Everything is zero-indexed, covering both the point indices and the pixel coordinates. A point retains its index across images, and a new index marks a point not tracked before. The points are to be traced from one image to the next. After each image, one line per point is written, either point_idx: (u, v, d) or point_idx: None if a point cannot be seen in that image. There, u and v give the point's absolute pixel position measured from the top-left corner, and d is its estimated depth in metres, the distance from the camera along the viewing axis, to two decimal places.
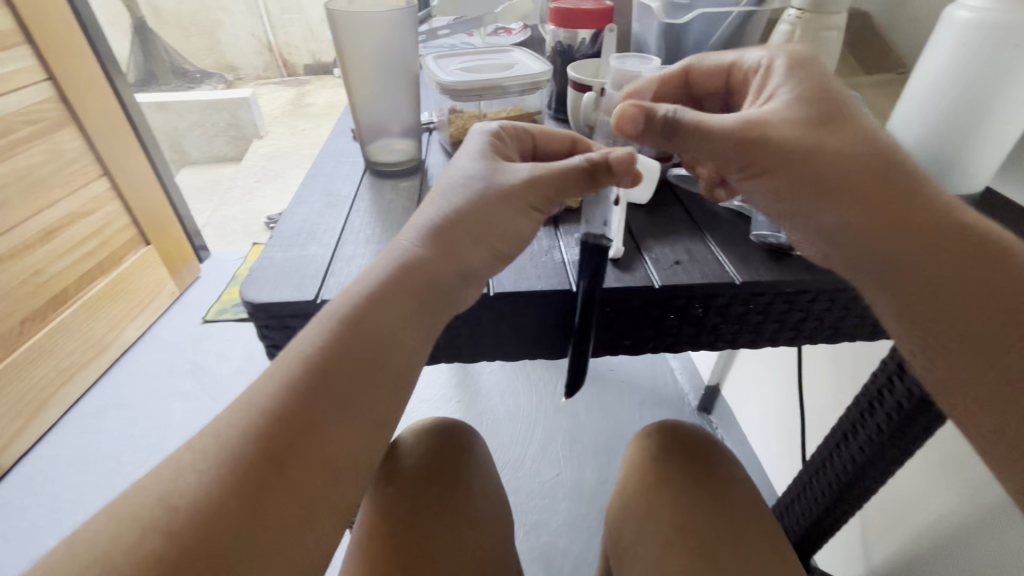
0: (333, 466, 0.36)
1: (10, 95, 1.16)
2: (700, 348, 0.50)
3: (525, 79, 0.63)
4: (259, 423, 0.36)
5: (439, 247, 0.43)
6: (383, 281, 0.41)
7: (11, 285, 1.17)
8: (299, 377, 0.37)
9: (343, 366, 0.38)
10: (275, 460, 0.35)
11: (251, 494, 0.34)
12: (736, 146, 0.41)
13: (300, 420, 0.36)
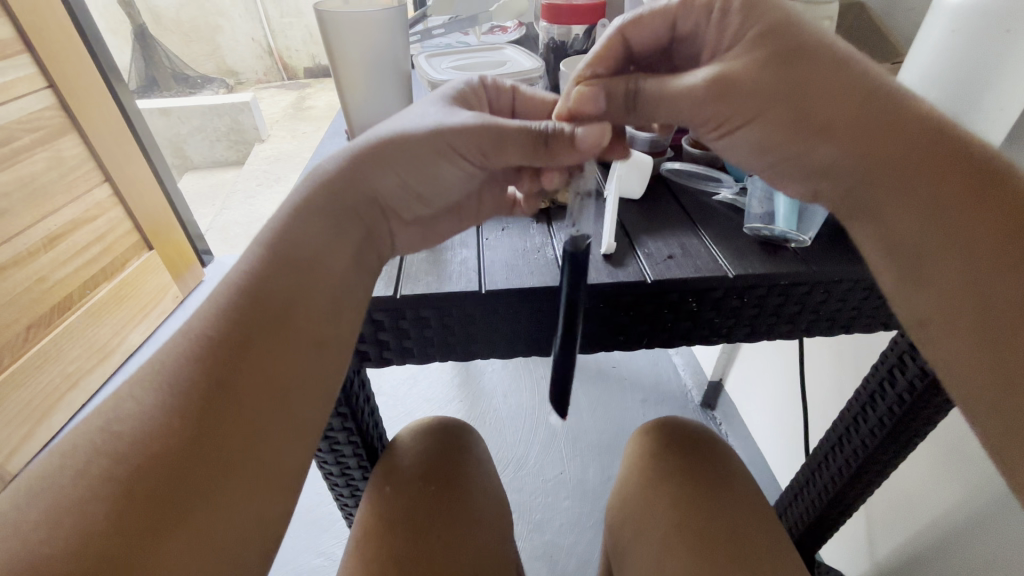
0: (255, 428, 0.38)
1: (11, 103, 1.17)
2: (695, 342, 0.50)
3: (515, 76, 0.63)
4: (197, 356, 0.38)
5: (360, 192, 0.43)
6: (312, 238, 0.42)
7: (16, 291, 1.18)
8: (231, 319, 0.39)
9: (274, 292, 0.40)
10: (210, 408, 0.37)
11: (197, 421, 0.37)
12: (702, 107, 0.40)
13: (236, 347, 0.39)
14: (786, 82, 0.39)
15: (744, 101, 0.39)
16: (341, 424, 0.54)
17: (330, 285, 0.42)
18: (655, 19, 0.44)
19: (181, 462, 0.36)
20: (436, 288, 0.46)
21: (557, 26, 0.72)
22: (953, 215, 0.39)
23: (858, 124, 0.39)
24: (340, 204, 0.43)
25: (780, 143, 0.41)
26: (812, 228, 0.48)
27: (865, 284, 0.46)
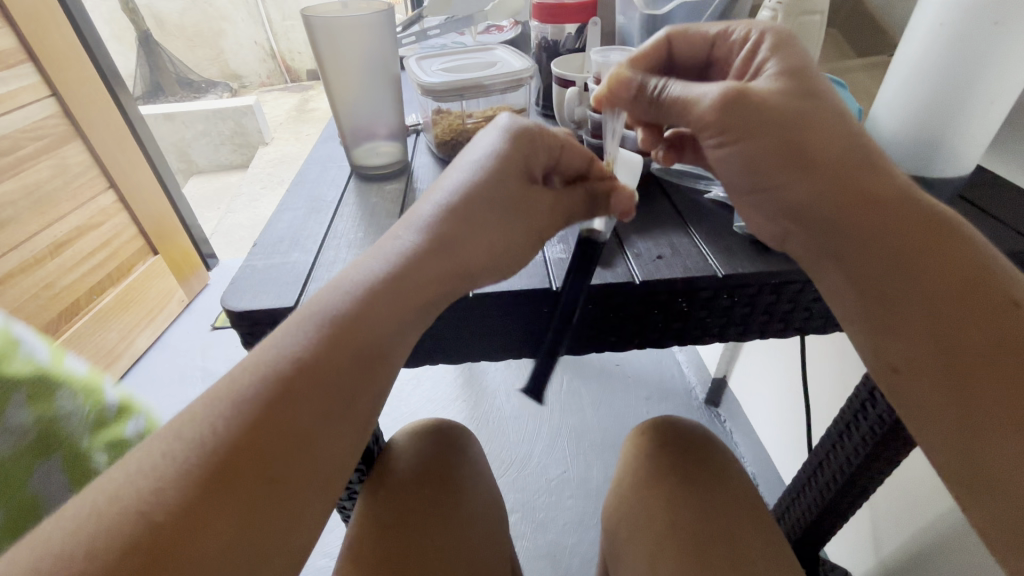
0: (293, 502, 0.34)
1: (15, 112, 1.19)
2: (686, 343, 0.50)
3: (506, 77, 0.63)
4: (244, 419, 0.34)
5: (435, 250, 0.41)
6: (373, 284, 0.39)
7: (24, 298, 1.19)
8: (286, 379, 0.35)
9: (343, 362, 0.37)
10: (247, 468, 0.33)
11: (227, 485, 0.33)
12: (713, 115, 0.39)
13: (285, 404, 0.35)
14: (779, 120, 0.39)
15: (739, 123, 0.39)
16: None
17: (394, 354, 0.39)
18: (699, 39, 0.46)
19: (211, 524, 0.32)
20: None
21: (549, 25, 0.72)
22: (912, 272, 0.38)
23: (827, 173, 0.39)
24: (417, 270, 0.40)
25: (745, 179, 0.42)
26: None
27: None
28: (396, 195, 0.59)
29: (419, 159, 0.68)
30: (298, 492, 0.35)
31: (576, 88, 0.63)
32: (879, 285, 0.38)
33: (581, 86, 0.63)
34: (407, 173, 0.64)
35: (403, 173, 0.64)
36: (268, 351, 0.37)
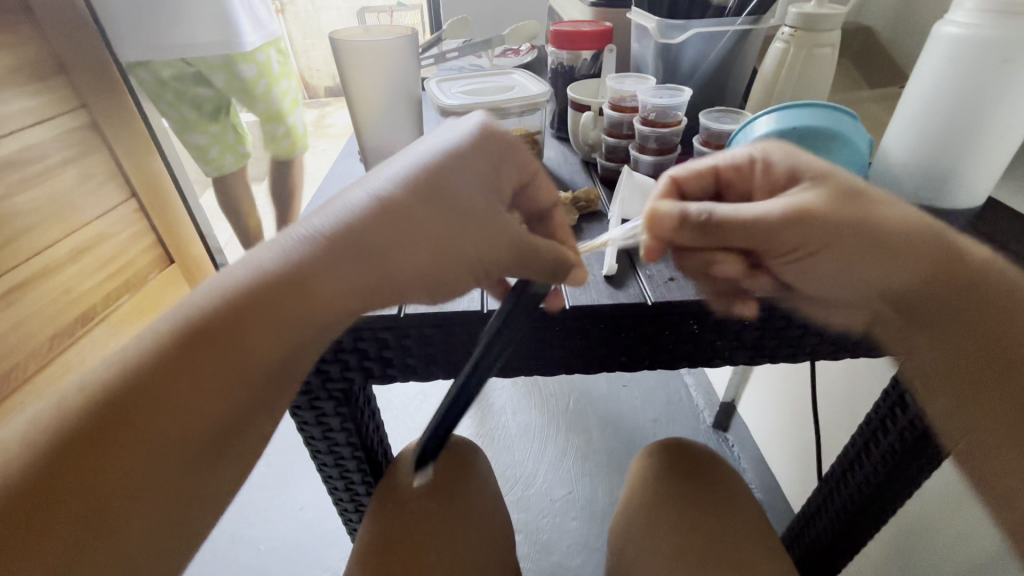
0: (121, 499, 0.34)
1: (44, 124, 1.20)
2: (698, 364, 0.50)
3: (524, 101, 0.64)
4: (102, 400, 0.35)
5: (328, 241, 0.39)
6: (258, 269, 0.39)
7: (42, 303, 1.20)
8: (154, 358, 0.36)
9: (206, 353, 0.37)
10: (89, 451, 0.34)
11: (72, 467, 0.33)
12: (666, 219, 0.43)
13: (139, 404, 0.35)
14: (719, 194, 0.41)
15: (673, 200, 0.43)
16: (346, 438, 0.55)
17: (255, 370, 0.38)
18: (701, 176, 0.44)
19: (36, 514, 0.32)
20: (438, 306, 0.46)
21: (567, 52, 0.74)
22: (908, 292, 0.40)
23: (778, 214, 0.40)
24: (373, 236, 0.39)
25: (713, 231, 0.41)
26: None
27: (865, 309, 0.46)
28: None
29: None
30: (131, 500, 0.34)
31: (591, 113, 0.65)
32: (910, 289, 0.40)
33: (596, 110, 0.65)
34: None
35: None
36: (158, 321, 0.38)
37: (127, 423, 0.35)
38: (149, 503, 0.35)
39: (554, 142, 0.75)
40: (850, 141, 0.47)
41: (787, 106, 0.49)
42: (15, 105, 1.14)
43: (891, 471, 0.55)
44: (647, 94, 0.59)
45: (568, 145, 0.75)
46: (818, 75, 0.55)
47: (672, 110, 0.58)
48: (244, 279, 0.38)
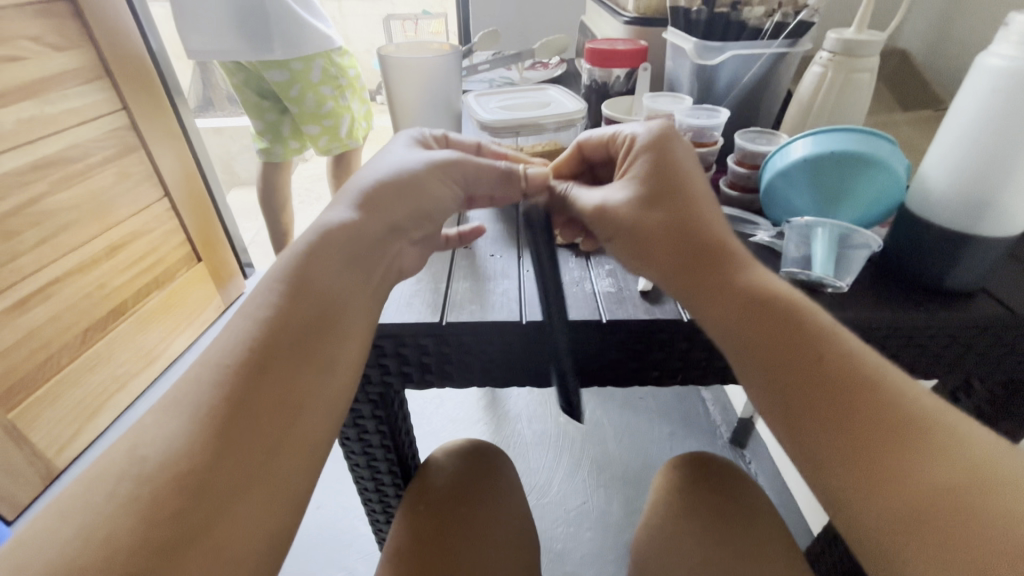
0: (279, 442, 0.37)
1: (88, 125, 1.25)
2: (728, 381, 0.51)
3: (559, 117, 0.65)
4: (218, 372, 0.38)
5: (374, 203, 0.48)
6: (326, 236, 0.45)
7: (78, 297, 1.23)
8: (251, 331, 0.40)
9: (293, 316, 0.41)
10: (231, 418, 0.37)
11: (217, 435, 0.36)
12: (609, 226, 0.48)
13: (261, 370, 0.39)
14: (670, 206, 0.46)
15: (624, 217, 0.46)
16: (380, 439, 0.56)
17: (335, 323, 0.42)
18: (600, 144, 0.54)
19: (201, 483, 0.34)
20: (478, 316, 0.48)
21: (601, 69, 0.75)
22: (744, 349, 0.41)
23: (697, 259, 0.44)
24: (423, 186, 0.50)
25: (640, 257, 0.46)
26: (852, 273, 0.48)
27: (901, 332, 0.46)
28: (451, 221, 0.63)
29: None
30: (283, 451, 0.37)
31: None
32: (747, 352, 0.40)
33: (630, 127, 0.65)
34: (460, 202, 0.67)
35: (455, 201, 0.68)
36: (244, 309, 0.42)
37: (221, 439, 0.36)
38: (299, 453, 0.38)
39: None
40: (888, 166, 0.47)
41: (826, 131, 0.50)
42: (62, 106, 1.19)
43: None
44: (683, 113, 0.59)
45: None
46: (855, 100, 0.56)
47: (709, 131, 0.57)
48: (312, 246, 0.44)
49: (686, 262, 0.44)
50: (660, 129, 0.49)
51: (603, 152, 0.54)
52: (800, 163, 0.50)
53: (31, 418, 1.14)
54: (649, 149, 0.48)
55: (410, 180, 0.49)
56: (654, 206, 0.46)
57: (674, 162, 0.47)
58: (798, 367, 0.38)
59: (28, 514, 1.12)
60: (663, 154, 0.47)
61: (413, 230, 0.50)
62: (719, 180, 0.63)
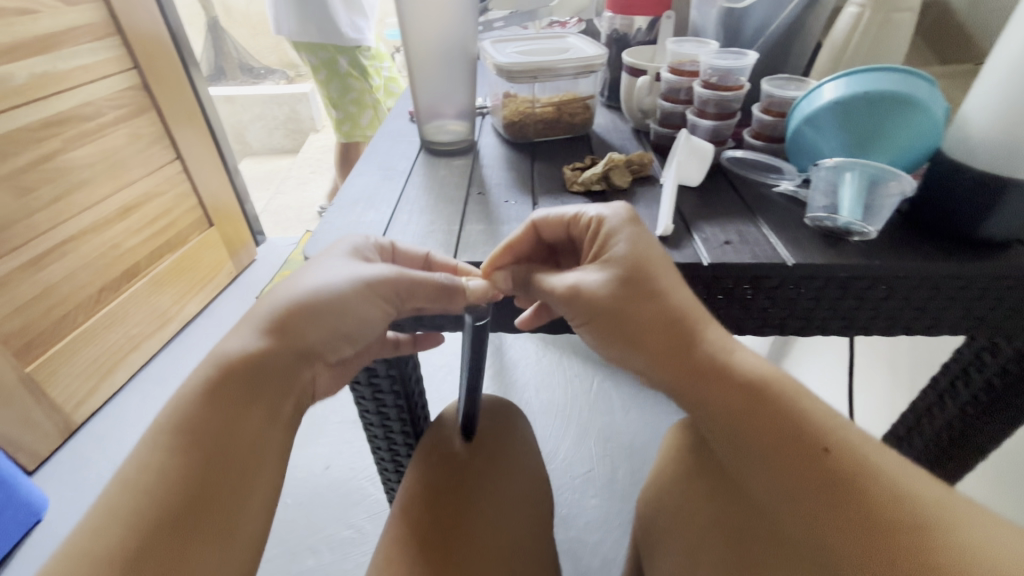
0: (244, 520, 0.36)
1: (101, 81, 1.20)
2: (746, 332, 0.49)
3: (579, 62, 0.63)
4: (178, 444, 0.36)
5: (286, 336, 0.41)
6: (287, 297, 0.42)
7: (92, 256, 1.20)
8: (217, 392, 0.38)
9: (258, 381, 0.39)
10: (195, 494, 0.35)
11: (181, 511, 0.34)
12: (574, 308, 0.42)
13: (223, 446, 0.37)
14: (645, 299, 0.39)
15: (593, 303, 0.40)
16: (391, 390, 0.56)
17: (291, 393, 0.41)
18: (558, 224, 0.45)
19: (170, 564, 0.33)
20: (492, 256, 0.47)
21: (622, 17, 0.72)
22: (739, 440, 0.35)
23: (688, 365, 0.37)
24: (348, 309, 0.42)
25: (617, 339, 0.40)
26: (881, 220, 0.46)
27: (930, 282, 0.45)
28: (463, 169, 0.61)
29: (485, 139, 0.70)
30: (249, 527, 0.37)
31: (648, 78, 0.64)
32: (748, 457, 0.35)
33: (653, 76, 0.64)
34: (473, 151, 0.66)
35: (470, 152, 0.66)
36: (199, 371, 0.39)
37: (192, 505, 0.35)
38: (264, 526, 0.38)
39: (604, 111, 0.75)
40: (926, 106, 0.45)
41: (858, 71, 0.48)
42: (75, 62, 1.14)
43: (942, 450, 0.61)
44: (709, 56, 0.58)
45: (617, 114, 0.74)
46: (891, 43, 0.54)
47: (734, 74, 0.57)
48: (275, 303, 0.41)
49: (680, 367, 0.38)
50: (623, 227, 0.42)
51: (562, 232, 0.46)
52: (829, 105, 0.48)
53: (47, 372, 1.12)
54: (613, 235, 0.42)
55: (336, 302, 0.42)
56: (626, 301, 0.39)
57: (644, 249, 0.41)
58: (798, 487, 0.32)
59: (48, 467, 1.12)
60: (633, 240, 0.42)
61: (327, 354, 0.43)
62: (743, 131, 0.62)
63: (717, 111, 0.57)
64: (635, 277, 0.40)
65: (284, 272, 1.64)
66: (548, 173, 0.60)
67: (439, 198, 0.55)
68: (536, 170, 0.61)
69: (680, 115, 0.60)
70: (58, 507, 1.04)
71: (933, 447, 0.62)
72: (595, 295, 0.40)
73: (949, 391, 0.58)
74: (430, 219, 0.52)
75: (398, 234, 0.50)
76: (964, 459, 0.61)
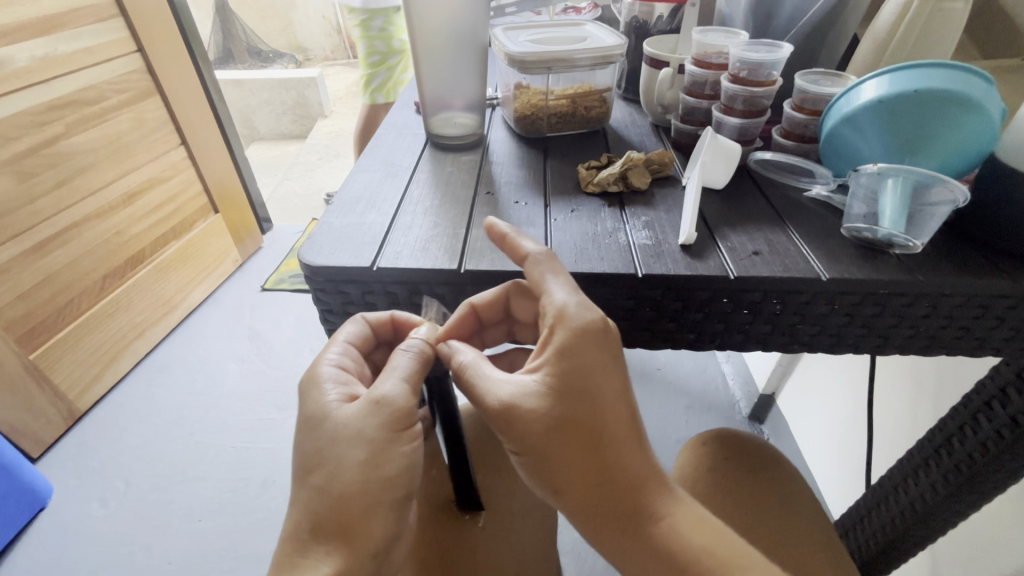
0: None
1: (104, 64, 1.15)
2: (771, 349, 0.46)
3: (596, 52, 0.59)
4: None
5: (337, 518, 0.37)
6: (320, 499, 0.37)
7: (95, 243, 1.15)
8: None
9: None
10: None
11: None
12: (495, 419, 0.38)
13: None
14: (584, 417, 0.36)
15: (528, 437, 0.36)
16: None
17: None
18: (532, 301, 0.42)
19: None
20: (500, 264, 0.44)
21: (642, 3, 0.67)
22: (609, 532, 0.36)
23: (619, 525, 0.36)
24: (387, 466, 0.38)
25: (544, 480, 0.37)
26: (926, 233, 0.42)
27: (977, 301, 0.41)
28: (472, 165, 0.58)
29: (494, 133, 0.66)
30: None
31: (670, 69, 0.60)
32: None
33: (675, 68, 0.60)
34: (482, 146, 0.63)
35: (478, 146, 0.63)
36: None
37: None
38: None
39: (622, 104, 0.71)
40: (981, 107, 0.41)
41: (905, 68, 0.43)
42: (77, 44, 1.09)
43: (963, 481, 0.55)
44: (738, 48, 0.54)
45: (636, 108, 0.70)
46: (941, 36, 0.50)
47: (766, 67, 0.53)
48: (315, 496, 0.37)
49: (611, 526, 0.36)
50: (565, 347, 0.37)
51: (501, 301, 0.43)
52: (871, 105, 0.44)
53: (53, 359, 1.08)
54: (561, 353, 0.37)
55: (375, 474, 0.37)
56: (565, 446, 0.36)
57: (598, 377, 0.36)
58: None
59: (55, 452, 1.08)
60: (583, 359, 0.36)
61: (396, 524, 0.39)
62: (772, 129, 0.59)
63: (744, 108, 0.53)
64: (581, 420, 0.36)
65: (291, 260, 1.62)
66: (561, 171, 0.57)
67: (445, 197, 0.52)
68: (548, 168, 0.58)
69: (705, 111, 0.57)
70: (63, 495, 1.01)
71: (954, 474, 0.56)
72: (530, 429, 0.36)
73: (984, 412, 0.53)
74: (435, 220, 0.49)
75: (400, 237, 0.46)
76: (984, 492, 0.55)
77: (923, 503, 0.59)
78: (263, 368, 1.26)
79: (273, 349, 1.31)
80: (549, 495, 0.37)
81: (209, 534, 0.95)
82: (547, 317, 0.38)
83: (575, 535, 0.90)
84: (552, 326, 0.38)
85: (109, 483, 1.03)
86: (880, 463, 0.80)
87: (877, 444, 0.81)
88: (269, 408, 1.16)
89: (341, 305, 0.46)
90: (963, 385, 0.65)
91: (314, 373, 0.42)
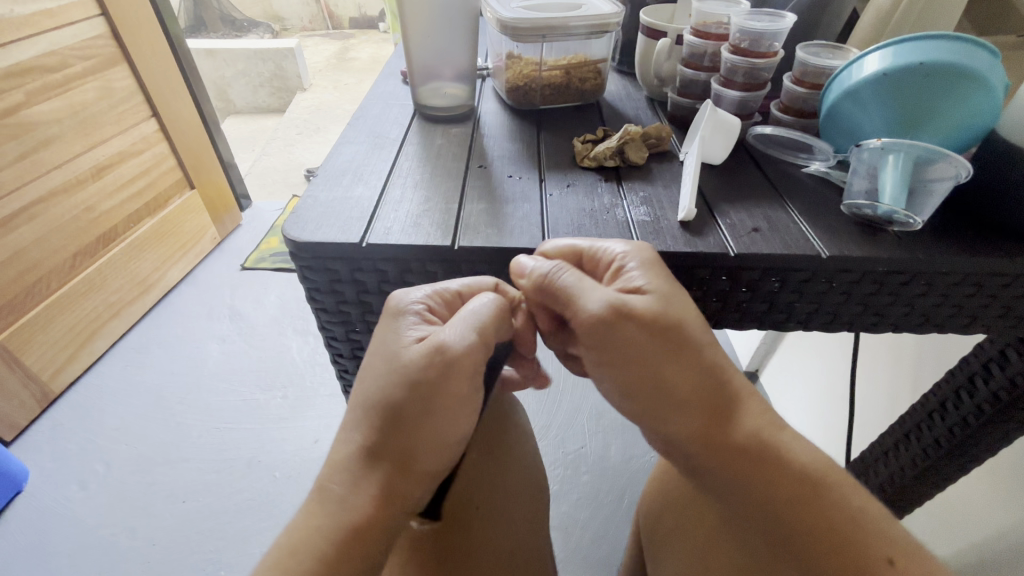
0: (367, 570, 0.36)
1: (66, 28, 1.08)
2: (768, 327, 0.46)
3: (592, 20, 0.56)
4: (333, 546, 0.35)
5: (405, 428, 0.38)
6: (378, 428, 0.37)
7: (63, 220, 1.09)
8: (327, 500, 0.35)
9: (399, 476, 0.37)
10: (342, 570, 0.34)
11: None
12: (591, 327, 0.38)
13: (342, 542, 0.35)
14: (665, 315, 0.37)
15: (616, 343, 0.37)
16: None
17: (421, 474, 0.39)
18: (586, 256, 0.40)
19: None
20: (495, 241, 0.42)
21: None
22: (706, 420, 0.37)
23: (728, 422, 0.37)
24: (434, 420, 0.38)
25: (636, 391, 0.39)
26: (927, 210, 0.42)
27: (974, 280, 0.41)
28: (462, 138, 0.56)
29: (485, 104, 0.64)
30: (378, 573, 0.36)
31: (668, 40, 0.58)
32: (773, 516, 0.36)
33: (673, 38, 0.58)
34: (473, 118, 0.60)
35: (469, 118, 0.60)
36: None
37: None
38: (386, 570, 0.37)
39: (616, 78, 0.69)
40: (986, 81, 0.40)
41: (911, 39, 0.42)
42: (34, 6, 1.01)
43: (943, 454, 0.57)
44: (740, 17, 0.52)
45: (631, 82, 0.68)
46: (938, 13, 0.51)
47: (767, 38, 0.52)
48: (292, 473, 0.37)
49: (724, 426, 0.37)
50: (644, 268, 0.38)
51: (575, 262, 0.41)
52: (874, 79, 0.43)
53: (23, 340, 1.03)
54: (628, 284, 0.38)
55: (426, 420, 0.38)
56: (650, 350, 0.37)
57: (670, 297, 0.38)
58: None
59: (29, 436, 1.05)
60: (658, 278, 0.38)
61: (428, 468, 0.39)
62: (771, 104, 0.58)
63: (744, 82, 0.53)
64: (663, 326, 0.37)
65: (271, 239, 1.57)
66: (555, 145, 0.55)
67: (435, 170, 0.50)
68: (542, 142, 0.56)
69: (702, 84, 0.56)
70: (40, 477, 0.98)
71: (935, 449, 0.57)
72: (627, 333, 0.37)
73: (966, 388, 0.53)
74: (426, 194, 0.47)
75: (390, 212, 0.45)
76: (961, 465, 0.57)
77: (905, 475, 0.61)
78: (244, 348, 1.23)
79: (255, 330, 1.28)
80: (650, 410, 0.39)
81: (192, 516, 0.93)
82: (605, 258, 0.39)
83: (562, 510, 0.91)
84: (616, 265, 0.39)
85: (88, 465, 1.00)
86: (861, 437, 0.82)
87: (859, 420, 0.82)
88: (253, 389, 1.14)
89: (329, 284, 0.44)
90: (945, 360, 0.66)
91: (404, 299, 0.40)
